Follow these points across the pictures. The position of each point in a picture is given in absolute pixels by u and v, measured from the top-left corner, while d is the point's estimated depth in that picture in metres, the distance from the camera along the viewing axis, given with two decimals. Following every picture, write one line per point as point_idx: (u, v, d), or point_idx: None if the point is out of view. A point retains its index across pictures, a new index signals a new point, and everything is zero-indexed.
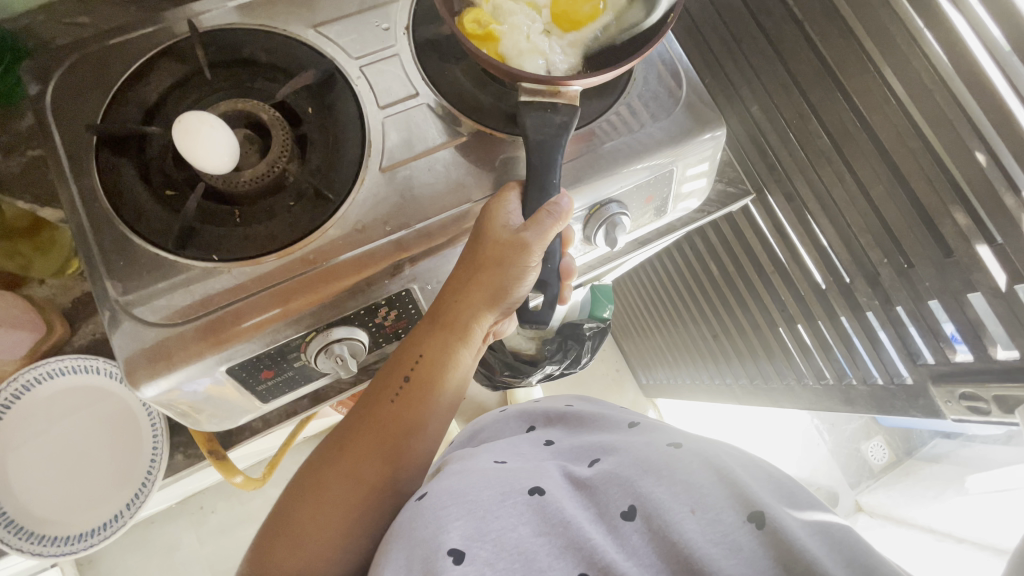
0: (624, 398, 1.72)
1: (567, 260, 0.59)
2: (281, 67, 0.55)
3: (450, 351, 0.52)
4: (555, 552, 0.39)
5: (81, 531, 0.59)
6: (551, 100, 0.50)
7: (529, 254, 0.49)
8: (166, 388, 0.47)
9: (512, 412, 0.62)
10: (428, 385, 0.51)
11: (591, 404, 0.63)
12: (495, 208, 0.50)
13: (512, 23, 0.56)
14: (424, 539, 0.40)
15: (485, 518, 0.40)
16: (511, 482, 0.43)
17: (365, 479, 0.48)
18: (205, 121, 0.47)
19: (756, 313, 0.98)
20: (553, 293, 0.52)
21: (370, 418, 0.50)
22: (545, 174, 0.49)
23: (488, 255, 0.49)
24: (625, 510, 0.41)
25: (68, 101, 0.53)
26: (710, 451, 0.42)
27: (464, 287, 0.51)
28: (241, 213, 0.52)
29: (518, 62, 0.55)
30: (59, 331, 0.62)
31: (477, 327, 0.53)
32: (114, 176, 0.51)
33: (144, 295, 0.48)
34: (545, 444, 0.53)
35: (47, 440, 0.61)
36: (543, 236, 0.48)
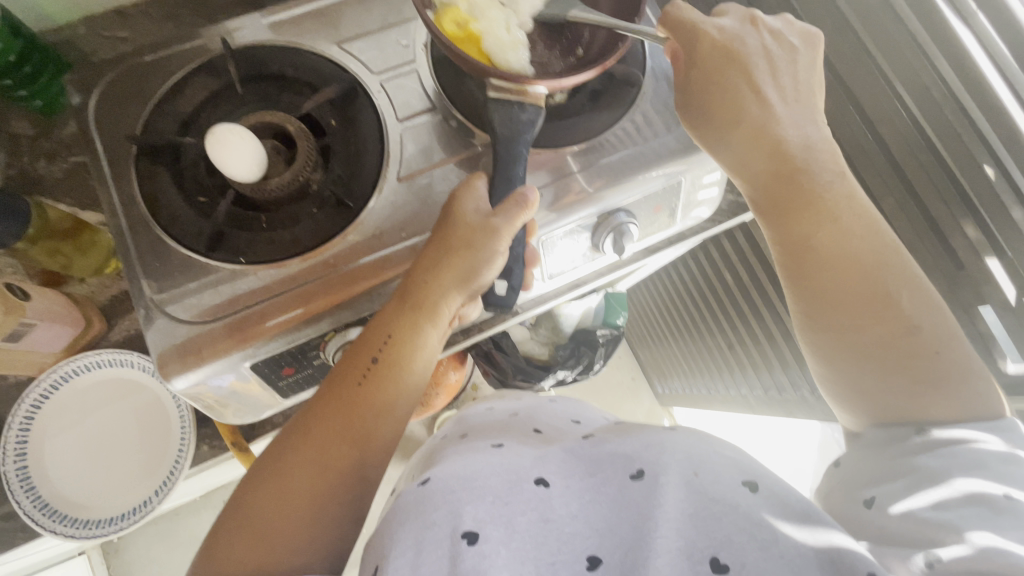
0: (638, 406, 1.72)
1: (531, 248, 0.59)
2: (307, 81, 0.58)
3: (417, 333, 0.52)
4: (564, 537, 0.41)
5: (113, 515, 0.63)
6: (517, 99, 0.50)
7: (498, 239, 0.50)
8: (195, 381, 0.50)
9: (499, 408, 0.65)
10: (396, 367, 0.52)
11: (567, 399, 0.70)
12: (464, 195, 0.52)
13: (491, 20, 0.54)
14: (437, 521, 0.41)
15: (497, 502, 0.42)
16: (517, 472, 0.45)
17: (333, 461, 0.48)
18: (236, 133, 0.51)
19: (770, 323, 0.98)
20: (518, 278, 0.54)
21: (335, 403, 0.50)
22: (509, 166, 0.51)
23: (458, 238, 0.50)
24: (634, 473, 0.44)
25: (110, 112, 0.57)
26: (698, 432, 0.49)
27: (433, 269, 0.51)
28: (268, 219, 0.55)
29: (508, 59, 0.53)
30: (96, 326, 0.66)
31: (446, 309, 0.53)
32: (152, 183, 0.54)
33: (177, 293, 0.51)
34: (534, 432, 0.57)
35: (84, 428, 0.65)
36: (511, 223, 0.50)
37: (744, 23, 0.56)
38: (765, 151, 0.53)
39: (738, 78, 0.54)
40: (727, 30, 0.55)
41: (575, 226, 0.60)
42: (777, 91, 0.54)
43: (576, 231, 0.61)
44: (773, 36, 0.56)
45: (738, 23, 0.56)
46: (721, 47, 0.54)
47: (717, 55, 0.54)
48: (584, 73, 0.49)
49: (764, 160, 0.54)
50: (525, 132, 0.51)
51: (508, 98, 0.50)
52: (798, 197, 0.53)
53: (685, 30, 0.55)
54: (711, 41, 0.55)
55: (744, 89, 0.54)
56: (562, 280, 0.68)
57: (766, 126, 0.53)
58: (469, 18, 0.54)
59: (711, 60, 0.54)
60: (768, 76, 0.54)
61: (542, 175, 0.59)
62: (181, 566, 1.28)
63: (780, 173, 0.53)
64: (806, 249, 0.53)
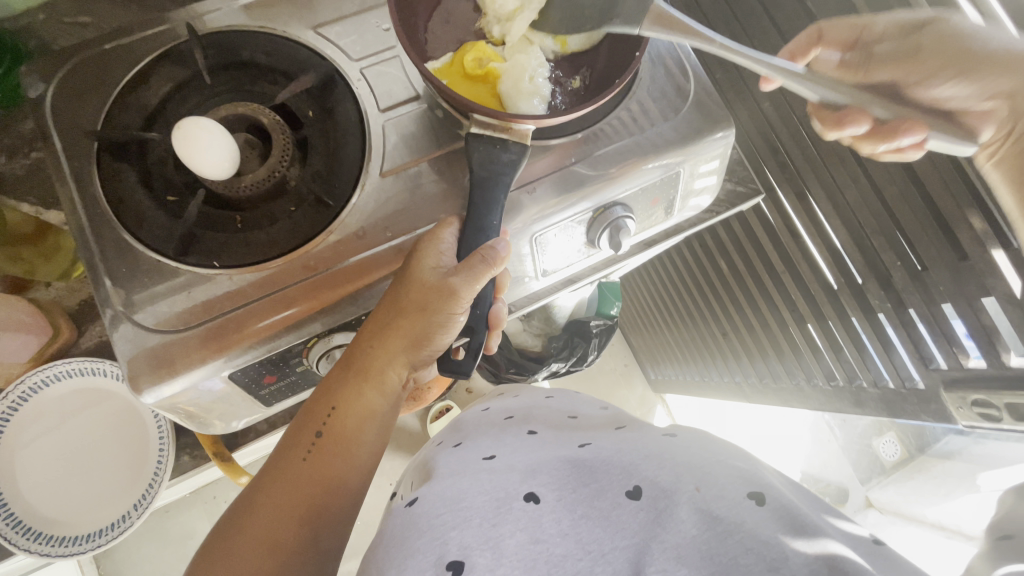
0: (632, 393, 1.72)
1: (498, 307, 0.58)
2: (281, 70, 0.54)
3: (365, 401, 0.52)
4: (554, 560, 0.38)
5: (88, 531, 0.61)
6: (503, 137, 0.48)
7: (458, 300, 0.48)
8: (169, 395, 0.47)
9: (497, 408, 0.64)
10: (345, 437, 0.51)
11: (569, 395, 0.68)
12: (426, 248, 0.49)
13: (517, 61, 0.53)
14: (421, 549, 0.39)
15: (484, 525, 0.40)
16: (505, 489, 0.43)
17: (281, 541, 0.45)
18: (204, 127, 0.47)
19: (766, 312, 0.96)
20: (480, 340, 0.50)
21: (282, 477, 0.48)
22: (484, 216, 0.48)
23: (411, 300, 0.49)
24: (631, 490, 0.43)
25: (69, 105, 0.53)
26: (701, 441, 0.48)
27: (383, 336, 0.51)
28: (243, 218, 0.52)
29: (518, 105, 0.52)
30: (66, 333, 0.62)
31: (393, 374, 0.53)
32: (116, 183, 0.50)
33: (145, 299, 0.48)
34: (528, 434, 0.55)
35: (58, 439, 0.62)
36: (474, 280, 0.47)
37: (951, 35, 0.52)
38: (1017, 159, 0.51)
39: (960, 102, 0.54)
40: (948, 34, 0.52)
41: (569, 221, 0.57)
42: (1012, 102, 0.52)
43: (568, 226, 0.58)
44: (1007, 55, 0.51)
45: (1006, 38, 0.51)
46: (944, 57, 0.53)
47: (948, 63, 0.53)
48: (576, 112, 0.47)
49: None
50: (510, 172, 0.49)
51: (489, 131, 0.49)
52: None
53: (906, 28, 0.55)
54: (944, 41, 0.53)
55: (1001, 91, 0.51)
56: (557, 275, 0.66)
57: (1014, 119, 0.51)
58: (493, 57, 0.54)
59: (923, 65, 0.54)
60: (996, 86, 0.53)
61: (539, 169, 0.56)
62: (172, 564, 1.26)
63: None
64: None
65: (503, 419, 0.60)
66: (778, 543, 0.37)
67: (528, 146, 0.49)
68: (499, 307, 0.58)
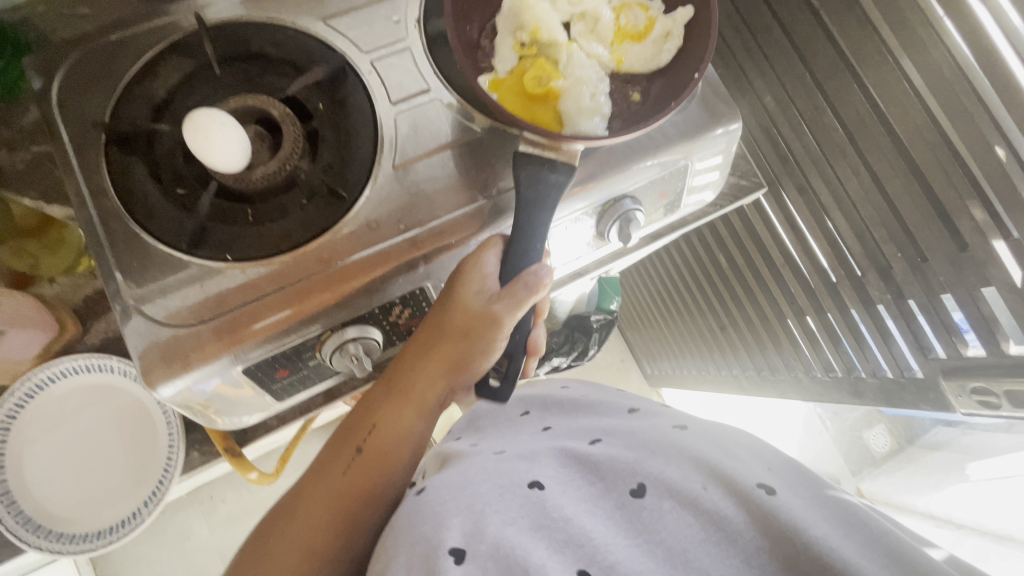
0: (629, 385, 1.73)
1: (537, 333, 0.63)
2: (291, 61, 0.54)
3: (404, 421, 0.53)
4: (557, 545, 0.39)
5: (99, 529, 0.60)
6: (551, 155, 0.49)
7: (500, 327, 0.50)
8: (182, 388, 0.47)
9: (510, 399, 0.69)
10: (384, 455, 0.51)
11: (585, 386, 0.71)
12: (470, 273, 0.51)
13: (577, 77, 0.52)
14: (424, 536, 0.40)
15: (485, 510, 0.42)
16: (512, 475, 0.45)
17: (314, 551, 0.46)
18: (215, 119, 0.47)
19: (765, 306, 0.98)
20: (517, 366, 0.54)
21: (321, 489, 0.49)
22: (527, 239, 0.49)
23: (456, 323, 0.51)
24: (635, 488, 0.43)
25: (75, 96, 0.52)
26: (711, 432, 0.48)
27: (425, 357, 0.53)
28: (254, 211, 0.51)
29: (577, 124, 0.51)
30: (71, 330, 0.61)
31: (433, 396, 0.54)
32: (125, 175, 0.50)
33: (154, 292, 0.47)
34: (544, 430, 0.58)
35: (65, 437, 0.61)
36: (515, 306, 0.50)
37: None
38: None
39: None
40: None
41: (578, 214, 0.58)
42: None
43: (578, 219, 0.58)
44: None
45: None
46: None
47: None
48: (629, 133, 0.49)
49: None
50: (555, 193, 0.50)
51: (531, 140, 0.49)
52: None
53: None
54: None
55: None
56: (563, 269, 0.66)
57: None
58: (554, 74, 0.53)
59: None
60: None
61: None
62: (169, 564, 1.25)
63: None
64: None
65: (519, 414, 0.64)
66: (788, 541, 0.37)
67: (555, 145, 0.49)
68: (538, 334, 0.65)
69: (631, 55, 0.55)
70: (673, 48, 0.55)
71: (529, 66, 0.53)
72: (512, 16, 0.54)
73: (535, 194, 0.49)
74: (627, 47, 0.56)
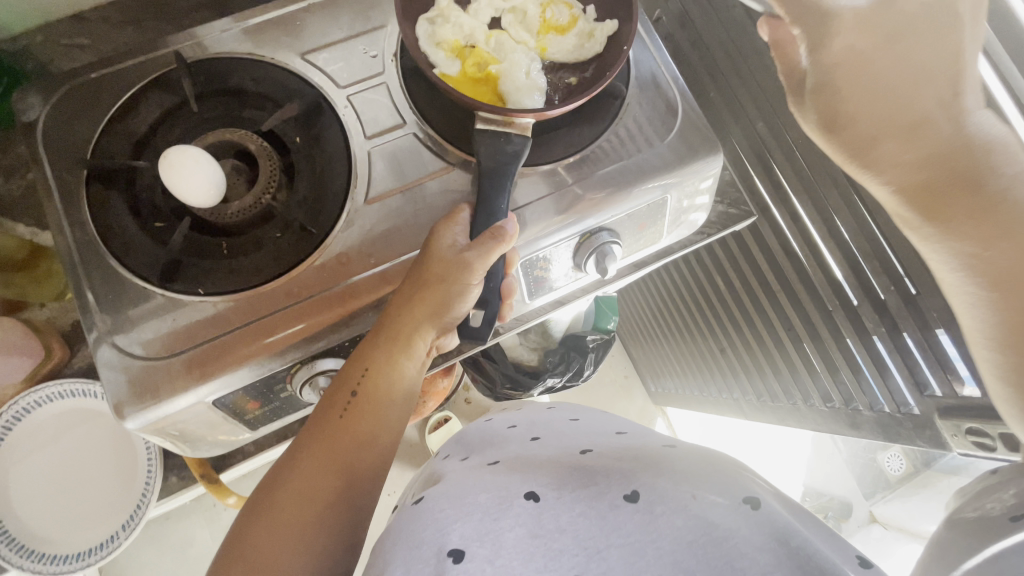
0: (632, 404, 1.65)
1: (508, 281, 0.57)
2: (268, 96, 0.55)
3: (393, 366, 0.50)
4: (552, 553, 0.40)
5: (48, 551, 0.61)
6: (504, 130, 0.50)
7: (472, 274, 0.48)
8: (153, 420, 0.48)
9: (498, 420, 0.70)
10: (377, 395, 0.49)
11: (573, 409, 0.70)
12: (441, 229, 0.49)
13: (512, 60, 0.54)
14: (426, 540, 0.41)
15: (485, 519, 0.42)
16: (507, 488, 0.45)
17: (320, 493, 0.44)
18: (192, 156, 0.48)
19: (762, 331, 0.95)
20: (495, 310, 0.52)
21: (316, 439, 0.47)
22: (493, 199, 0.50)
23: (430, 272, 0.48)
24: (629, 493, 0.43)
25: (61, 131, 0.54)
26: (702, 450, 0.49)
27: (408, 301, 0.49)
28: (229, 245, 0.52)
29: (519, 101, 0.53)
30: (59, 355, 0.64)
31: (420, 341, 0.51)
32: (105, 208, 0.51)
33: (129, 325, 0.48)
34: (532, 438, 0.60)
35: (54, 454, 0.64)
36: (486, 256, 0.47)
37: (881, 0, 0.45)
38: (875, 136, 0.46)
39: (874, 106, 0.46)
40: (865, 13, 0.45)
41: (553, 246, 0.57)
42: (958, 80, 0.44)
43: (553, 250, 0.58)
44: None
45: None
46: (855, 54, 0.46)
47: (842, 65, 0.46)
48: (571, 102, 0.49)
49: (916, 181, 0.45)
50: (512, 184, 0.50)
51: (496, 130, 0.50)
52: (962, 205, 0.43)
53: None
54: (835, 50, 0.46)
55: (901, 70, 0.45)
56: (543, 298, 0.64)
57: (927, 128, 0.44)
58: (491, 59, 0.54)
59: (833, 76, 0.47)
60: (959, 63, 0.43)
61: (541, 187, 0.56)
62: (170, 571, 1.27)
63: (920, 181, 0.45)
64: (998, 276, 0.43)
65: (507, 427, 0.66)
66: (771, 550, 0.37)
67: (529, 138, 0.50)
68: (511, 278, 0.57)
69: (557, 44, 0.56)
70: (592, 49, 0.55)
71: (465, 53, 0.55)
72: (439, 12, 0.54)
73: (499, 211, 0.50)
74: (550, 38, 0.56)
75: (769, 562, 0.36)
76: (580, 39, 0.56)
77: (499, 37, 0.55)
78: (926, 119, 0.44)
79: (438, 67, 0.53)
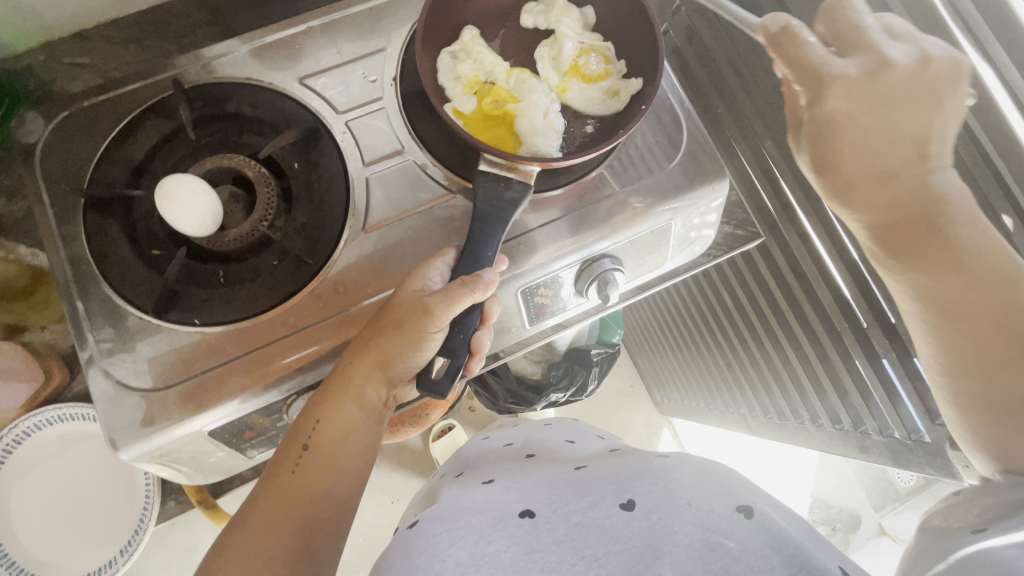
0: (637, 415, 1.59)
1: (481, 335, 0.51)
2: (267, 121, 0.54)
3: (345, 417, 0.49)
4: (549, 566, 0.39)
5: (31, 570, 0.69)
6: (509, 175, 0.49)
7: (430, 320, 0.46)
8: (147, 451, 0.47)
9: (495, 437, 0.69)
10: (329, 447, 0.48)
11: (570, 426, 0.69)
12: (413, 276, 0.48)
13: (530, 100, 0.53)
14: (418, 567, 0.39)
15: (479, 542, 0.41)
16: (502, 508, 0.44)
17: (275, 553, 0.44)
18: (187, 186, 0.48)
19: (770, 349, 0.93)
20: (459, 362, 0.48)
21: (273, 493, 0.46)
22: (481, 246, 0.48)
23: (388, 319, 0.47)
24: (624, 502, 0.42)
25: (59, 156, 0.53)
26: (699, 460, 0.47)
27: (360, 350, 0.48)
28: (226, 273, 0.52)
29: (533, 143, 0.51)
30: (59, 377, 0.72)
31: (372, 392, 0.50)
32: (101, 236, 0.51)
33: (125, 355, 0.48)
34: (527, 457, 0.58)
35: (56, 479, 0.73)
36: (450, 304, 0.45)
37: (874, 69, 0.44)
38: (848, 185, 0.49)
39: (855, 162, 0.48)
40: (854, 81, 0.44)
41: (555, 273, 0.56)
42: (927, 144, 0.47)
43: (554, 278, 0.57)
44: (940, 64, 0.44)
45: (914, 59, 0.44)
46: (845, 115, 0.46)
47: (834, 124, 0.47)
48: (582, 156, 0.48)
49: (882, 226, 0.50)
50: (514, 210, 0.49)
51: (499, 174, 0.49)
52: (920, 251, 0.48)
53: (845, 31, 0.46)
54: (827, 109, 0.46)
55: (881, 134, 0.47)
56: (545, 324, 0.64)
57: (899, 182, 0.48)
58: (510, 98, 0.53)
59: (821, 129, 0.48)
60: (928, 130, 0.46)
61: (544, 212, 0.56)
62: None
63: (895, 226, 0.49)
64: (948, 309, 0.48)
65: (503, 445, 0.65)
66: (765, 556, 0.36)
67: (531, 185, 0.49)
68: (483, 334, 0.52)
69: (579, 90, 0.54)
70: (612, 106, 0.54)
71: (484, 90, 0.54)
72: (463, 47, 0.54)
73: (498, 233, 0.48)
74: (574, 83, 0.55)
75: (764, 568, 0.35)
76: (606, 89, 0.54)
77: (522, 75, 0.54)
78: (899, 179, 0.48)
79: (454, 103, 0.53)
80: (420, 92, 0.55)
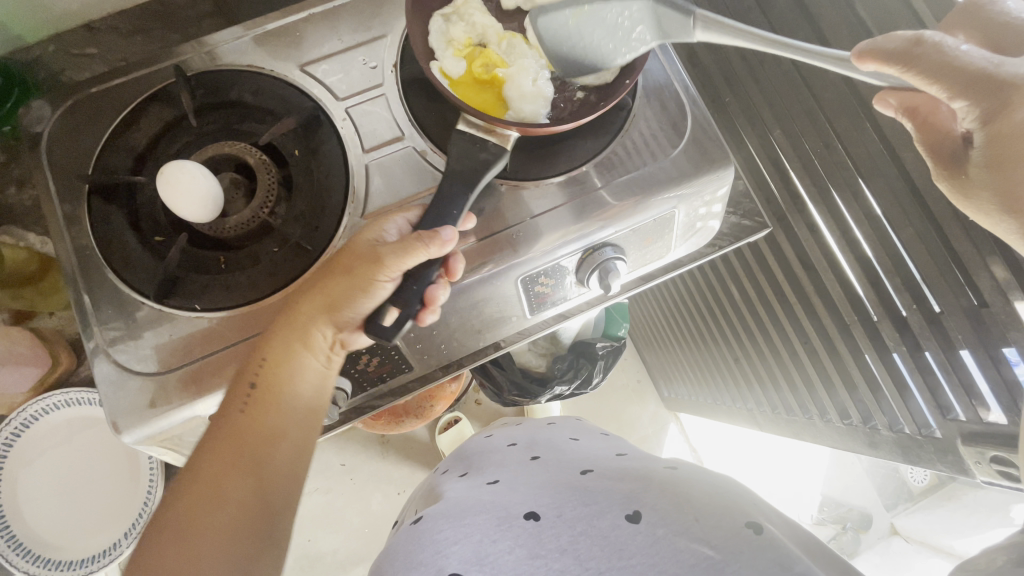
0: (644, 410, 1.58)
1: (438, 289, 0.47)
2: (267, 109, 0.55)
3: (294, 363, 0.47)
4: (552, 574, 0.38)
5: (37, 551, 0.71)
6: (485, 137, 0.49)
7: (381, 270, 0.45)
8: (148, 435, 0.48)
9: (500, 437, 0.69)
10: (277, 390, 0.46)
11: (573, 426, 0.69)
12: (369, 225, 0.48)
13: (520, 64, 0.52)
14: (423, 564, 0.40)
15: (484, 541, 0.42)
16: (507, 511, 0.45)
17: (230, 498, 0.42)
18: (187, 172, 0.48)
19: (778, 343, 0.92)
20: (412, 309, 0.46)
21: (217, 434, 0.44)
22: (446, 204, 0.47)
23: (341, 264, 0.47)
24: (630, 514, 0.42)
25: (63, 144, 0.54)
26: (704, 474, 0.47)
27: (309, 293, 0.47)
28: (226, 259, 0.52)
29: (521, 109, 0.51)
30: (65, 362, 0.75)
31: (319, 335, 0.47)
32: (104, 222, 0.52)
33: (127, 340, 0.49)
34: (532, 458, 0.58)
35: (56, 462, 0.75)
36: (402, 254, 0.45)
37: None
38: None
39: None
40: None
41: (554, 263, 0.56)
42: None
43: (554, 268, 0.57)
44: None
45: None
46: None
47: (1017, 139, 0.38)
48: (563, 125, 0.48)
49: None
50: None
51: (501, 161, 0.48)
52: None
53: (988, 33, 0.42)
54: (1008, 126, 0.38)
55: None
56: (546, 314, 0.63)
57: None
58: (500, 62, 0.52)
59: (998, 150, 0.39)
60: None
61: (546, 201, 0.55)
62: None
63: None
64: None
65: (507, 444, 0.65)
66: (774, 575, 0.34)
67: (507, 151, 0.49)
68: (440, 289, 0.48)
69: None
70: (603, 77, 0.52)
71: (475, 54, 0.53)
72: (455, 10, 0.53)
73: None
74: None
75: None
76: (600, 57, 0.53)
77: (514, 39, 0.53)
78: None
79: (442, 64, 0.52)
80: (421, 79, 0.54)
